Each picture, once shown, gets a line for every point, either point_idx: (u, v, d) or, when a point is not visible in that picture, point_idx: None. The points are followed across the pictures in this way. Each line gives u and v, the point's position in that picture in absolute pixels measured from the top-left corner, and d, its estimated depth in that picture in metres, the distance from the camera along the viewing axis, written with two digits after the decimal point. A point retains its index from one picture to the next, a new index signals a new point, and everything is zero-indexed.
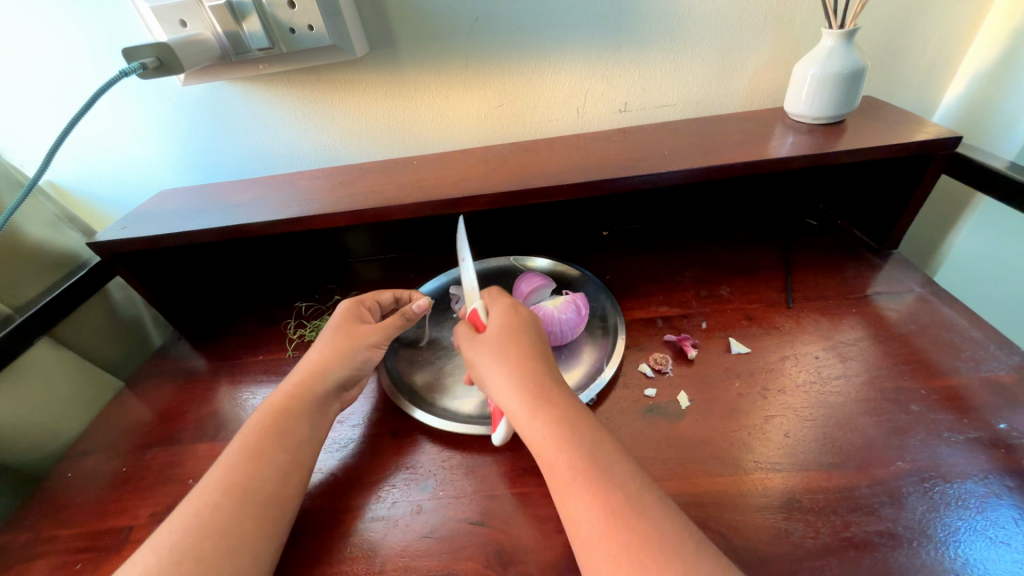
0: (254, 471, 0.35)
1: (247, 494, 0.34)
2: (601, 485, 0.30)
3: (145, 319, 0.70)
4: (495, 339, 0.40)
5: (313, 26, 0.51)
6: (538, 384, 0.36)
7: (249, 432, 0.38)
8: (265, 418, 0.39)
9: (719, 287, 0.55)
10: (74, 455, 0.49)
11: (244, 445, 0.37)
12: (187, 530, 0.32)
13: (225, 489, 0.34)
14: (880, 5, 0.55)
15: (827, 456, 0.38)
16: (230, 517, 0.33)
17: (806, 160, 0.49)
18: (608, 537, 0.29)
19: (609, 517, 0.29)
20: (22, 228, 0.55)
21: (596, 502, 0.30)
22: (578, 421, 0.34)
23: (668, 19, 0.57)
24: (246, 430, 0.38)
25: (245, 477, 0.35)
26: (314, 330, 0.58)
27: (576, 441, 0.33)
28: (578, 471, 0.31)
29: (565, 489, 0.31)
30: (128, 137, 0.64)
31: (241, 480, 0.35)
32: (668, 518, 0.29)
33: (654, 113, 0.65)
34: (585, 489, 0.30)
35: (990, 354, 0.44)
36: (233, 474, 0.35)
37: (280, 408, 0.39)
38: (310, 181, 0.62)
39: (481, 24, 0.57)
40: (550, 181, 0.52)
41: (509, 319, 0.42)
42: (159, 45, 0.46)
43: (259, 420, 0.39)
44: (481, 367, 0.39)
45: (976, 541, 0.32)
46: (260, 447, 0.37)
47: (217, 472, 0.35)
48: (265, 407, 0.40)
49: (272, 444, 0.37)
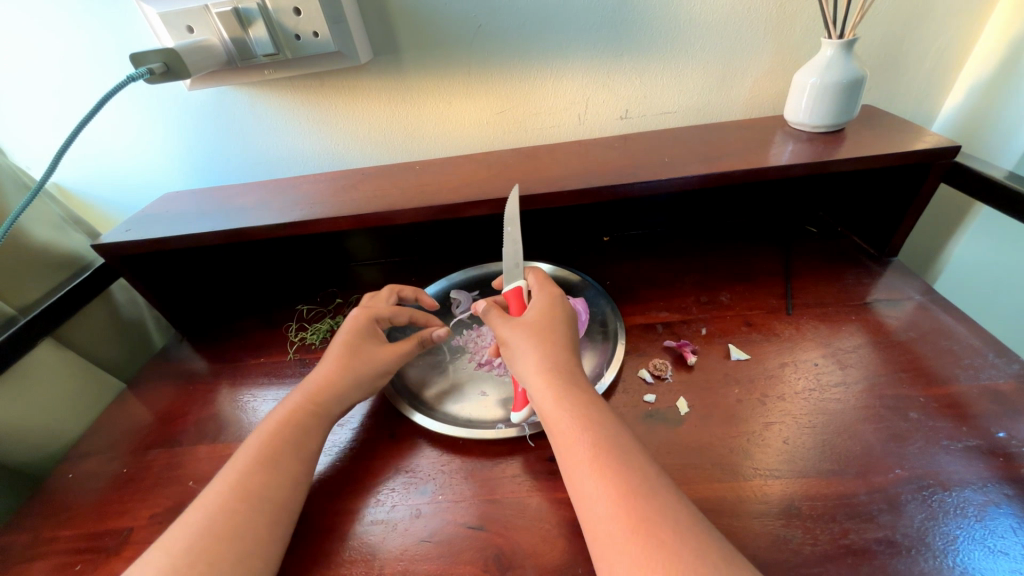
0: (262, 477, 0.36)
1: (257, 500, 0.34)
2: (617, 468, 0.31)
3: (147, 320, 0.71)
4: (535, 326, 0.40)
5: (318, 32, 0.52)
6: (568, 374, 0.37)
7: (260, 437, 0.38)
8: (275, 424, 0.39)
9: (719, 293, 0.56)
10: (75, 456, 0.49)
11: (250, 449, 0.37)
12: (193, 532, 0.32)
13: (233, 490, 0.34)
14: (879, 15, 0.56)
15: (826, 463, 0.38)
16: (235, 521, 0.33)
17: (805, 168, 0.50)
18: (623, 518, 0.29)
19: (623, 499, 0.29)
20: (27, 228, 0.56)
21: (609, 483, 0.30)
22: (598, 410, 0.35)
23: (668, 29, 0.57)
24: (255, 435, 0.39)
25: (251, 480, 0.35)
26: (316, 333, 0.59)
27: (593, 425, 0.33)
28: (595, 453, 0.32)
29: (581, 470, 0.32)
30: (133, 141, 0.65)
31: (245, 482, 0.35)
32: (680, 506, 0.29)
33: (654, 120, 0.65)
34: (600, 469, 0.31)
35: (989, 362, 0.44)
36: (242, 474, 0.36)
37: (289, 416, 0.40)
38: (314, 185, 0.62)
39: (483, 31, 0.57)
40: (551, 188, 0.52)
41: (554, 310, 0.42)
42: (166, 51, 0.47)
43: (267, 428, 0.39)
44: (512, 347, 0.40)
45: (975, 549, 0.32)
46: (270, 453, 0.37)
47: (230, 473, 0.36)
48: (277, 413, 0.40)
49: (282, 447, 0.38)
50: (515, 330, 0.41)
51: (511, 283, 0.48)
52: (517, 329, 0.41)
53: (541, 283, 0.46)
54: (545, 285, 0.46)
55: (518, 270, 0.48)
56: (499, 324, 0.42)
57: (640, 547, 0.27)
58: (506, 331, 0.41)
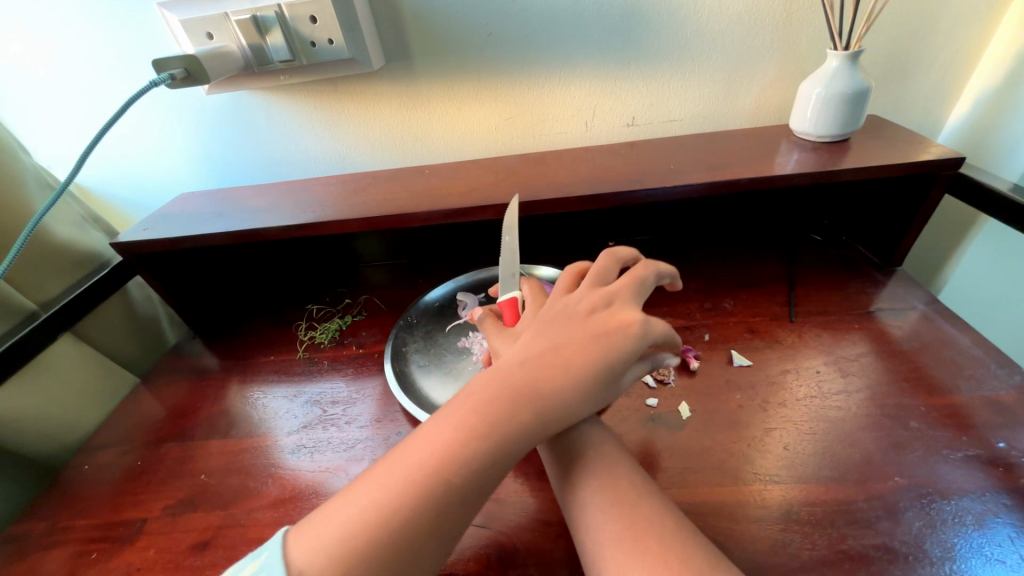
0: (420, 507, 0.27)
1: (402, 534, 0.27)
2: (632, 509, 0.31)
3: (161, 318, 0.73)
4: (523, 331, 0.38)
5: (333, 40, 0.53)
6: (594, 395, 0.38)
7: (438, 439, 0.29)
8: (448, 432, 0.29)
9: (722, 300, 0.56)
10: (92, 448, 0.51)
11: (416, 454, 0.29)
12: (338, 537, 0.27)
13: (374, 506, 0.27)
14: (886, 27, 0.57)
15: (826, 469, 0.38)
16: (381, 545, 0.26)
17: (809, 177, 0.50)
18: (611, 520, 0.30)
19: (609, 505, 0.31)
20: (49, 226, 0.57)
21: (624, 524, 0.30)
22: (611, 453, 0.34)
23: (675, 38, 0.58)
24: (423, 433, 0.30)
25: (406, 502, 0.27)
26: (325, 332, 0.60)
27: (607, 468, 0.33)
28: (608, 495, 0.32)
29: (594, 511, 0.31)
30: (152, 142, 0.67)
31: (396, 507, 0.27)
32: (662, 509, 0.31)
33: (661, 128, 0.66)
34: (615, 511, 0.31)
35: (991, 373, 0.44)
36: (385, 488, 0.28)
37: (468, 429, 0.29)
38: (325, 188, 0.63)
39: (494, 39, 0.58)
40: (558, 193, 0.53)
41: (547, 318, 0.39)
42: (188, 57, 0.49)
43: (440, 431, 0.29)
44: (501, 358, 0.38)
45: (973, 558, 0.32)
46: (446, 468, 0.28)
47: (377, 481, 0.28)
48: (455, 410, 0.30)
49: (444, 479, 0.28)
50: (504, 337, 0.39)
51: (505, 293, 0.47)
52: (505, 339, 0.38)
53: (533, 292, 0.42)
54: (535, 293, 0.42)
55: (514, 281, 0.47)
56: (492, 332, 0.40)
57: (627, 548, 0.29)
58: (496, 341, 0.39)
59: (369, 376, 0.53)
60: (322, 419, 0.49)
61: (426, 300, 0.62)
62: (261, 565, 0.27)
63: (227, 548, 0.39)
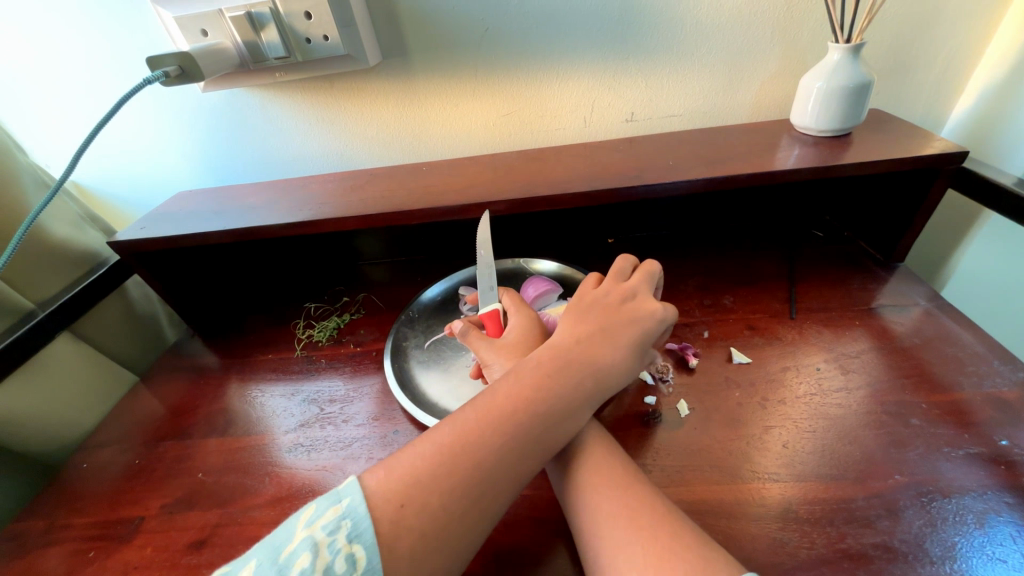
0: (467, 478, 0.30)
1: (451, 503, 0.29)
2: (639, 510, 0.30)
3: (160, 315, 0.73)
4: (512, 348, 0.40)
5: (328, 36, 0.53)
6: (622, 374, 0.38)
7: (491, 411, 0.32)
8: (495, 410, 0.32)
9: (722, 296, 0.56)
10: (90, 446, 0.51)
11: (466, 428, 0.32)
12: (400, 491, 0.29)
13: (434, 465, 0.30)
14: (888, 19, 0.56)
15: (826, 468, 0.38)
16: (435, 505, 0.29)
17: (811, 171, 0.49)
18: (595, 513, 0.31)
19: (577, 511, 0.32)
20: (46, 225, 0.57)
21: (631, 529, 0.29)
22: (617, 459, 0.34)
23: (675, 32, 0.57)
24: (471, 407, 0.33)
25: (457, 471, 0.30)
26: (323, 330, 0.60)
27: (613, 474, 0.33)
28: (613, 504, 0.31)
29: (600, 519, 0.31)
30: (149, 141, 0.67)
31: (452, 470, 0.30)
32: (604, 509, 0.31)
33: (660, 122, 0.65)
34: (621, 517, 0.30)
35: (994, 370, 0.44)
36: (441, 450, 0.31)
37: (518, 406, 0.32)
38: (322, 186, 0.63)
39: (490, 34, 0.58)
40: (556, 190, 0.52)
41: (531, 331, 0.41)
42: (181, 54, 0.48)
43: (488, 406, 0.33)
44: (493, 372, 0.39)
45: (974, 557, 0.31)
46: (495, 439, 0.31)
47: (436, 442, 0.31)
48: (500, 390, 0.34)
49: (491, 452, 0.31)
50: (494, 353, 0.40)
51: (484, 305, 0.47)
52: (496, 351, 0.40)
53: (516, 305, 0.44)
54: (520, 307, 0.44)
55: (492, 293, 0.47)
56: (479, 347, 0.41)
57: (629, 538, 0.29)
58: (487, 354, 0.41)
59: (366, 374, 0.53)
60: (319, 418, 0.49)
61: (426, 296, 0.61)
62: (345, 509, 0.28)
63: (224, 546, 0.39)
